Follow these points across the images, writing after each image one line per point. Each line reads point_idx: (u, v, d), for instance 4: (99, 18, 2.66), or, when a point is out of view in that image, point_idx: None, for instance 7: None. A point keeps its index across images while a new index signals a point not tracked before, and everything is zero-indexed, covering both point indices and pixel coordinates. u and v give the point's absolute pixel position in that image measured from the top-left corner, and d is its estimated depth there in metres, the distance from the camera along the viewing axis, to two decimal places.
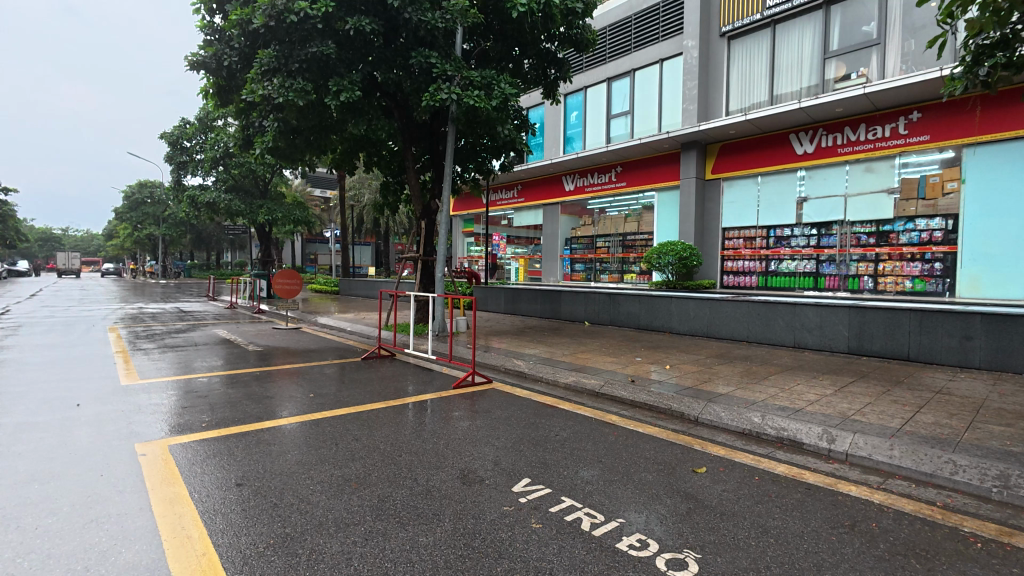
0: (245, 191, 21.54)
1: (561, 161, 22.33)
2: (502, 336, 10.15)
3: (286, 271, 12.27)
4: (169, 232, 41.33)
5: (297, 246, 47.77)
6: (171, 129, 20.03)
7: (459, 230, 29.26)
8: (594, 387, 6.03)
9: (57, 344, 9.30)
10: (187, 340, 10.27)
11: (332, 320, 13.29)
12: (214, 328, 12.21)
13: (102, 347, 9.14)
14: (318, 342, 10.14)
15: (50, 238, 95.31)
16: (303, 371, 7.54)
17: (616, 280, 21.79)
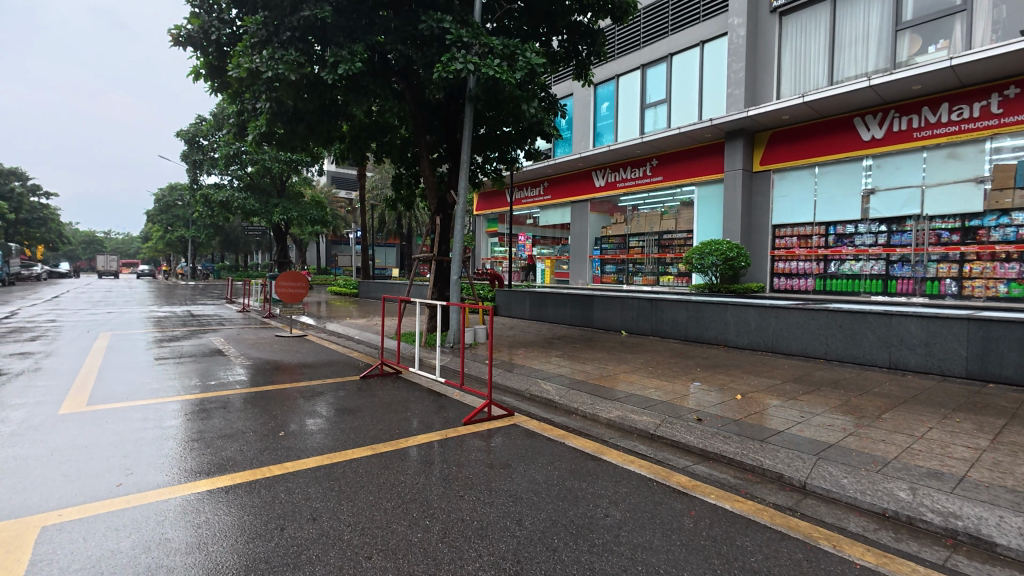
0: (261, 190, 20.79)
1: (591, 155, 20.80)
2: (526, 349, 8.76)
3: (291, 273, 11.23)
4: (197, 234, 41.55)
5: (322, 247, 47.55)
6: (186, 126, 19.39)
7: (482, 230, 28.04)
8: (647, 427, 4.57)
9: (34, 352, 8.41)
10: (177, 349, 9.22)
11: (341, 326, 12.18)
12: (214, 335, 11.20)
13: (79, 356, 8.18)
14: (318, 353, 8.96)
15: (93, 241, 99.08)
16: (288, 392, 6.30)
17: (651, 283, 20.16)
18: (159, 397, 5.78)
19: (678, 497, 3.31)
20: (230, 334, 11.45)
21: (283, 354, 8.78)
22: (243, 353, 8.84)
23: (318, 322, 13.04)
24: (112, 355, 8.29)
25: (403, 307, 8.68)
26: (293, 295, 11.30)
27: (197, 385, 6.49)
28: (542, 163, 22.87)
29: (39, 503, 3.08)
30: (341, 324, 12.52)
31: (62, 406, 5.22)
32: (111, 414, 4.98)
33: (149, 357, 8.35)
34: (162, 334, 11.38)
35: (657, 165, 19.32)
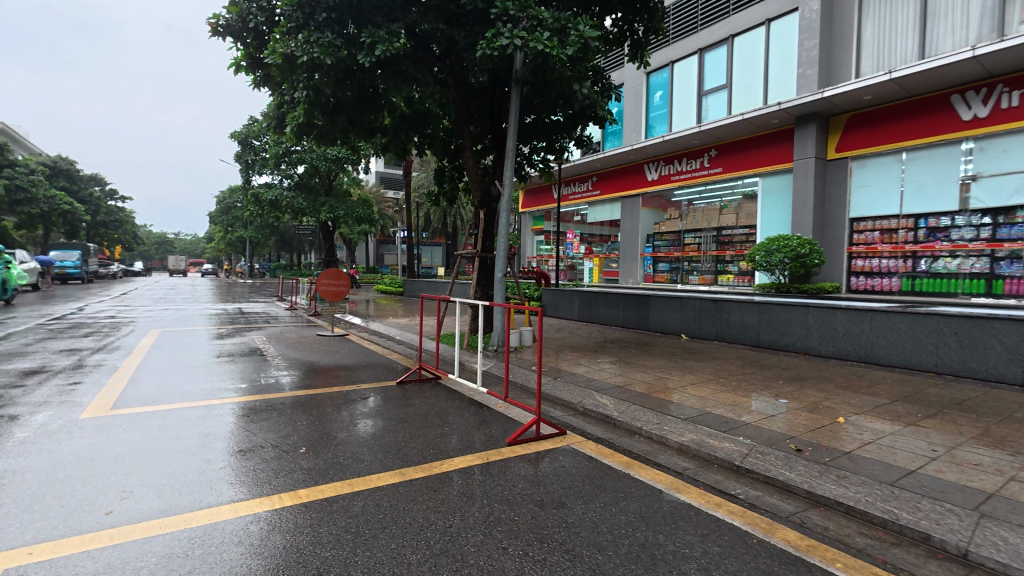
0: (310, 189, 21.01)
1: (643, 147, 19.67)
2: (576, 353, 8.01)
3: (331, 270, 10.95)
4: (255, 234, 43.26)
5: (370, 246, 48.48)
6: (239, 127, 19.81)
7: (528, 228, 27.42)
8: (733, 458, 3.73)
9: (82, 348, 8.42)
10: (218, 348, 9.03)
11: (383, 325, 11.86)
12: (258, 333, 11.06)
13: (123, 354, 8.10)
14: (357, 354, 8.54)
15: (165, 242, 106.27)
16: (321, 398, 5.81)
17: (708, 282, 18.85)
18: (186, 400, 5.40)
19: (793, 566, 2.48)
20: (273, 332, 11.30)
21: (321, 355, 8.42)
22: (282, 353, 8.56)
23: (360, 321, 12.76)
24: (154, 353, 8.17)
25: (444, 307, 8.10)
26: (334, 293, 11.01)
27: (228, 387, 6.11)
28: (591, 157, 21.92)
29: (12, 535, 2.59)
30: (383, 324, 12.18)
31: (85, 409, 4.89)
32: (130, 420, 4.59)
33: (189, 355, 8.15)
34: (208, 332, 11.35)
35: (716, 156, 17.98)
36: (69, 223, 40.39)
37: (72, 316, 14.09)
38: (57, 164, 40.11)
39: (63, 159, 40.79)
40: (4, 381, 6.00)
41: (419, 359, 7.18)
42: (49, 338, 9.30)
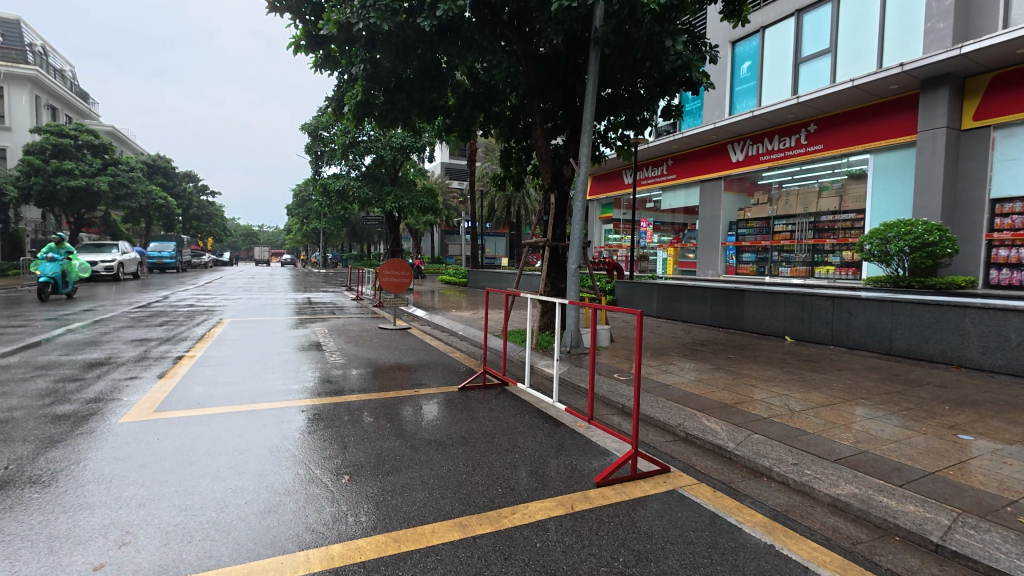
0: (376, 178, 20.97)
1: (728, 124, 17.76)
2: (662, 356, 6.91)
3: (392, 261, 10.46)
4: (328, 226, 44.89)
5: (436, 237, 48.91)
6: (308, 119, 20.00)
7: (596, 216, 26.08)
8: (929, 534, 2.58)
9: (152, 337, 8.41)
10: (279, 340, 8.73)
11: (445, 318, 11.29)
12: (322, 325, 10.82)
13: (187, 345, 7.95)
14: (417, 350, 7.91)
15: (250, 233, 114.16)
16: (375, 402, 5.12)
17: (803, 274, 16.78)
18: (230, 402, 4.86)
19: None
20: (335, 324, 11.03)
21: (380, 350, 7.86)
22: (341, 346, 8.10)
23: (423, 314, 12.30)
24: (215, 345, 7.96)
25: (510, 302, 7.24)
26: (395, 283, 10.53)
27: (278, 385, 5.56)
28: (665, 139, 20.25)
29: None
30: (446, 316, 11.62)
31: (125, 412, 4.46)
32: (165, 428, 4.06)
33: (249, 348, 7.86)
34: (274, 322, 11.24)
35: (816, 131, 15.82)
36: (166, 216, 43.79)
37: (157, 304, 14.70)
38: (155, 162, 43.55)
39: (161, 157, 44.21)
40: (66, 373, 5.88)
41: (483, 360, 6.41)
42: (126, 327, 9.45)
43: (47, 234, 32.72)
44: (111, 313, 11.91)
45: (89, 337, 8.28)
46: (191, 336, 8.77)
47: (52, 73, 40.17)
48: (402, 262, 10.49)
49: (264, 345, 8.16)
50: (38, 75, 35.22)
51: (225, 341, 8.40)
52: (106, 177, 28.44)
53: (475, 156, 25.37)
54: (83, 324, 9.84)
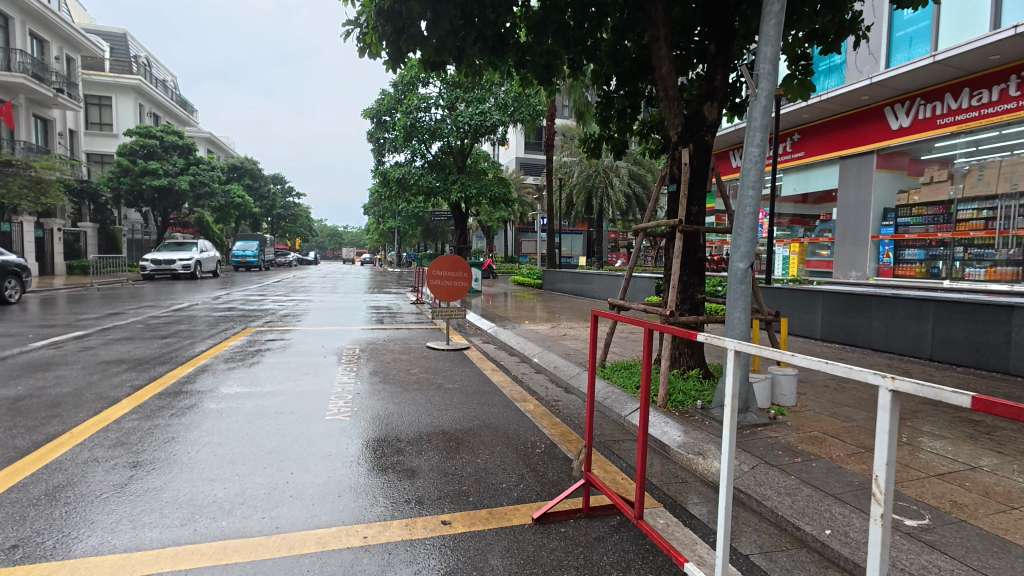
0: (442, 166, 18.64)
1: (890, 78, 13.39)
2: (931, 438, 3.53)
3: (445, 259, 7.81)
4: (403, 223, 44.27)
5: (509, 235, 46.68)
6: (370, 102, 18.06)
7: None
8: None
9: (127, 360, 6.30)
10: (288, 364, 6.32)
11: (515, 335, 8.49)
12: (357, 339, 8.39)
13: (159, 372, 5.73)
14: (466, 394, 5.10)
15: (336, 234, 119.48)
16: (339, 564, 2.27)
17: (1006, 279, 11.81)
18: (29, 561, 2.22)
19: None
20: (374, 337, 8.58)
21: (413, 390, 5.16)
22: (360, 382, 5.51)
23: (487, 328, 9.56)
24: (193, 373, 5.68)
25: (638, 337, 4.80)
26: (447, 288, 7.87)
27: (184, 490, 2.89)
28: (793, 108, 16.03)
29: None
30: (518, 332, 8.78)
31: None
32: None
33: (230, 380, 5.45)
34: (306, 332, 9.02)
35: None
36: (252, 215, 44.99)
37: (201, 308, 13.24)
38: (243, 164, 45.15)
39: (247, 160, 45.64)
40: None
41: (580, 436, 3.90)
42: (119, 341, 7.56)
43: (144, 233, 34.23)
44: (136, 319, 10.34)
45: (54, 358, 6.33)
46: (180, 356, 6.61)
47: (155, 83, 42.59)
48: (461, 260, 7.81)
49: (257, 375, 5.73)
50: (140, 83, 37.02)
51: (212, 364, 6.14)
52: (187, 176, 28.85)
53: (553, 141, 22.40)
54: (81, 334, 8.11)
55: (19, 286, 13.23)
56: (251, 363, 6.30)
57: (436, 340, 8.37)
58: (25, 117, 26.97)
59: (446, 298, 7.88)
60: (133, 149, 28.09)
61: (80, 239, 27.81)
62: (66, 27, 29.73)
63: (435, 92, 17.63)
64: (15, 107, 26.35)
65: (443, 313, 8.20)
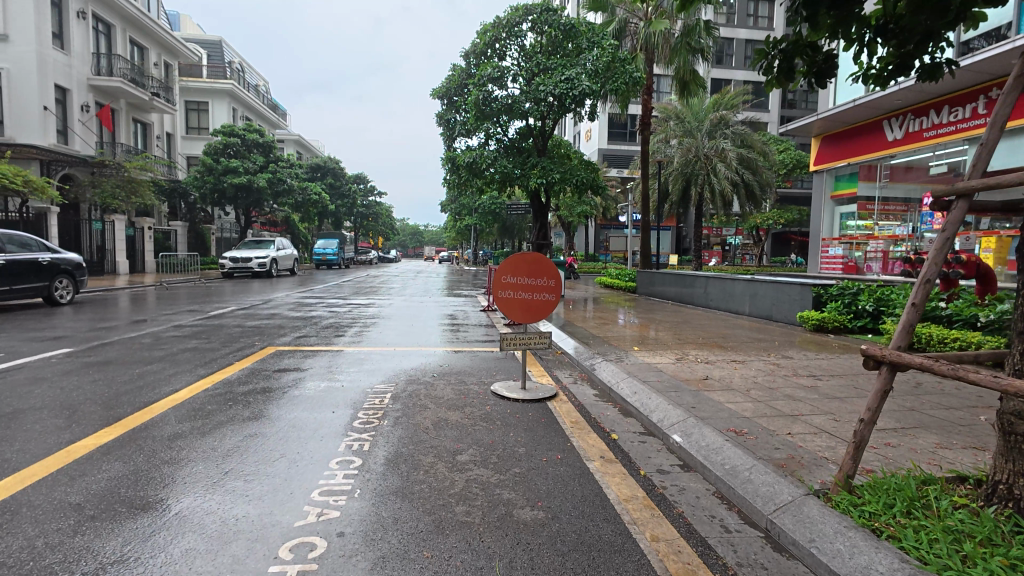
0: (519, 148, 15.91)
1: None
2: None
3: (526, 258, 5.08)
4: (479, 220, 42.63)
5: (590, 231, 43.33)
6: (442, 79, 15.79)
7: (825, 193, 19.42)
8: None
9: (44, 411, 4.20)
10: (265, 430, 3.90)
11: (623, 372, 5.65)
12: (395, 372, 5.92)
13: (55, 445, 3.49)
14: (562, 564, 2.30)
15: (417, 232, 121.77)
16: None
17: None
18: None
19: None
20: (416, 369, 6.06)
21: (448, 543, 2.45)
22: (359, 490, 2.95)
23: (577, 359, 6.69)
24: (98, 451, 3.37)
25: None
26: (514, 302, 5.12)
27: None
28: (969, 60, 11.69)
29: None
30: (625, 367, 5.82)
31: None
32: None
33: (138, 474, 3.07)
34: (330, 358, 6.70)
35: None
36: (332, 213, 45.37)
37: (244, 312, 11.57)
38: (326, 163, 45.76)
39: (330, 159, 46.19)
40: None
41: None
42: (83, 369, 5.61)
43: (231, 232, 35.09)
44: (156, 329, 8.67)
45: None
46: (126, 405, 4.44)
47: (247, 87, 43.97)
48: (551, 265, 5.11)
49: (194, 459, 3.31)
50: (233, 87, 38.04)
51: (148, 426, 3.85)
52: (266, 174, 28.84)
53: (649, 120, 18.89)
54: (58, 356, 6.31)
55: (70, 286, 12.37)
56: (210, 426, 3.94)
57: (503, 380, 5.56)
58: (124, 121, 28.06)
59: (513, 316, 5.14)
60: (216, 147, 28.49)
61: (170, 237, 28.55)
62: (162, 33, 30.69)
63: (512, 62, 14.92)
64: (115, 111, 27.43)
65: (508, 343, 5.16)
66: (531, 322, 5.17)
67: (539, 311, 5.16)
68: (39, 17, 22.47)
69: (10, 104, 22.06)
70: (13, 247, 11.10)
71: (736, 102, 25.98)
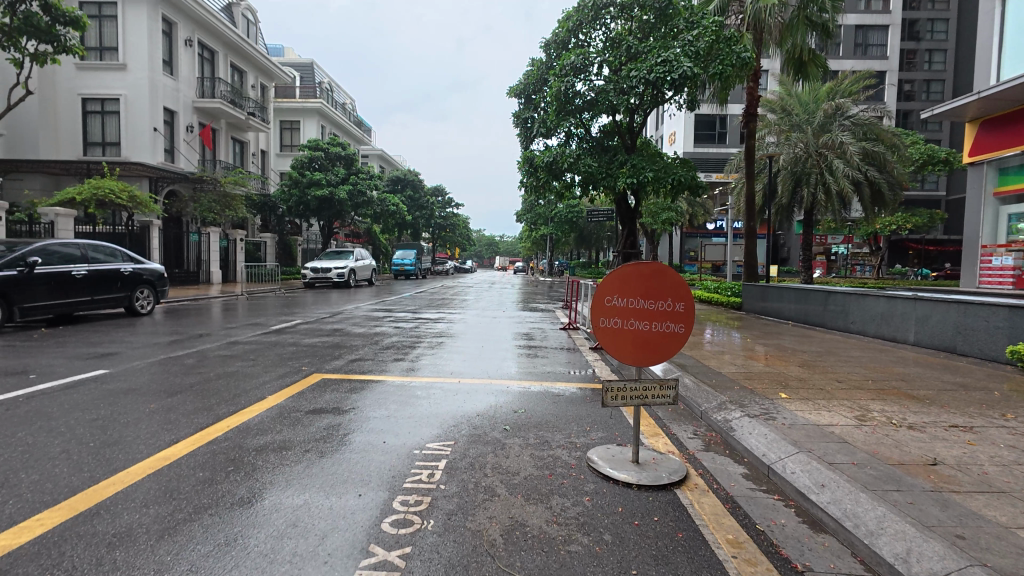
0: (605, 146, 14.16)
1: None
2: None
3: (648, 273, 3.49)
4: (555, 230, 41.09)
5: (675, 240, 40.22)
6: (520, 75, 14.52)
7: (986, 192, 15.92)
8: None
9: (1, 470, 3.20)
10: (251, 532, 2.57)
11: (783, 439, 3.82)
12: (456, 420, 4.49)
13: None
14: None
15: (493, 243, 122.60)
16: None
17: None
18: None
19: None
20: (484, 417, 4.58)
21: None
22: None
23: (699, 408, 4.86)
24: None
25: None
26: (622, 334, 3.50)
27: None
28: None
29: None
30: (785, 432, 3.94)
31: None
32: None
33: None
34: (378, 392, 5.42)
35: None
36: (410, 224, 46.05)
37: (309, 324, 10.85)
38: (405, 176, 46.68)
39: (409, 172, 47.08)
40: None
41: None
42: (96, 401, 4.72)
43: (316, 243, 36.35)
44: (210, 345, 7.96)
45: None
46: (99, 464, 3.33)
47: (335, 105, 45.97)
48: (684, 286, 3.53)
49: None
50: (321, 106, 39.69)
51: (96, 515, 2.66)
52: (347, 186, 29.43)
53: (756, 110, 16.39)
54: (89, 379, 5.56)
55: (151, 297, 12.45)
56: (179, 518, 2.69)
57: (605, 448, 3.81)
58: (224, 139, 29.88)
59: (617, 354, 3.51)
60: (303, 161, 29.48)
61: (261, 248, 29.86)
62: (259, 57, 32.53)
63: (597, 48, 13.25)
64: (216, 130, 29.28)
65: (614, 396, 3.42)
66: (644, 365, 3.51)
67: (656, 352, 3.52)
68: (152, 45, 24.31)
69: (126, 126, 23.96)
70: (98, 256, 11.26)
71: (854, 89, 22.51)
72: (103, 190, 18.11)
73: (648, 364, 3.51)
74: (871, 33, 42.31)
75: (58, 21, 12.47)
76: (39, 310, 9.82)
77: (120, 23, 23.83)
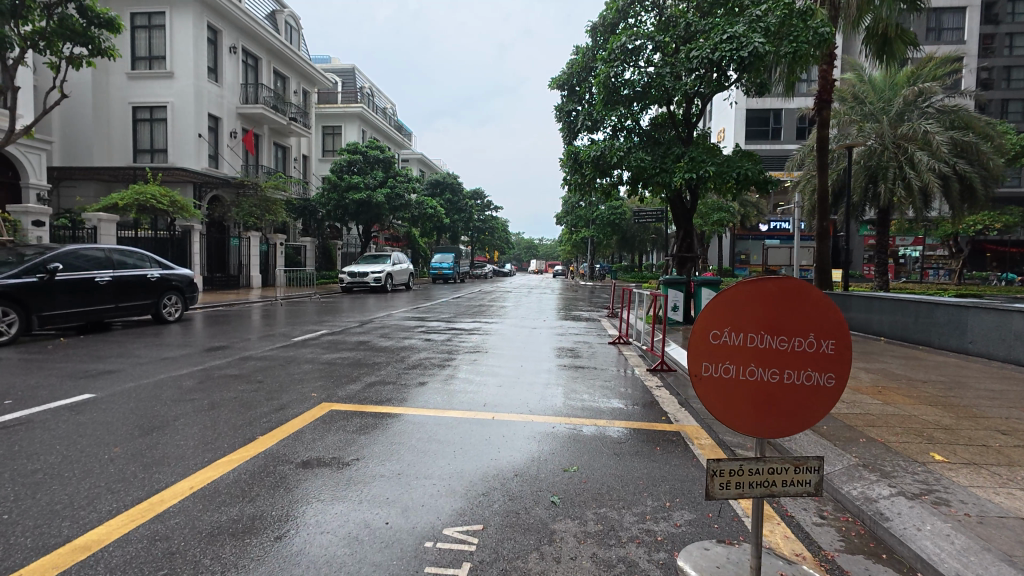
0: (658, 138, 12.76)
1: None
2: None
3: (782, 293, 2.27)
4: (597, 233, 39.62)
5: (726, 242, 37.92)
6: (564, 63, 13.34)
7: None
8: None
9: None
10: None
11: (987, 553, 2.49)
12: (488, 484, 3.37)
13: None
14: None
15: (532, 247, 121.64)
16: None
17: None
18: None
19: None
20: (523, 482, 3.42)
21: None
22: None
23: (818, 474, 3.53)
24: None
25: None
26: (732, 385, 2.28)
27: None
28: None
29: None
30: (982, 537, 2.60)
31: None
32: None
33: None
34: (392, 433, 4.36)
35: None
36: (449, 227, 45.62)
37: (335, 335, 10.03)
38: (445, 179, 46.36)
39: (448, 175, 46.72)
40: None
41: None
42: (54, 442, 3.88)
43: (356, 247, 36.34)
44: (220, 361, 7.17)
45: None
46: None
47: (376, 110, 46.16)
48: (838, 319, 2.27)
49: None
50: (362, 110, 39.80)
51: None
52: (385, 189, 29.11)
53: (829, 96, 14.59)
54: (68, 406, 4.79)
55: (179, 303, 12.08)
56: None
57: (703, 551, 2.59)
58: (266, 145, 30.17)
59: (723, 416, 2.29)
60: (342, 165, 29.39)
61: (301, 253, 29.93)
62: (302, 63, 32.79)
63: (648, 28, 11.91)
64: (259, 136, 29.60)
65: (723, 484, 2.22)
66: (765, 437, 2.28)
67: (784, 418, 2.29)
68: (197, 52, 24.65)
69: (173, 133, 24.35)
70: (126, 261, 10.90)
71: (939, 73, 20.04)
72: (144, 196, 18.31)
73: (773, 435, 2.27)
74: (945, 16, 38.64)
75: (94, 24, 12.29)
76: (61, 318, 9.45)
77: (168, 32, 24.29)
